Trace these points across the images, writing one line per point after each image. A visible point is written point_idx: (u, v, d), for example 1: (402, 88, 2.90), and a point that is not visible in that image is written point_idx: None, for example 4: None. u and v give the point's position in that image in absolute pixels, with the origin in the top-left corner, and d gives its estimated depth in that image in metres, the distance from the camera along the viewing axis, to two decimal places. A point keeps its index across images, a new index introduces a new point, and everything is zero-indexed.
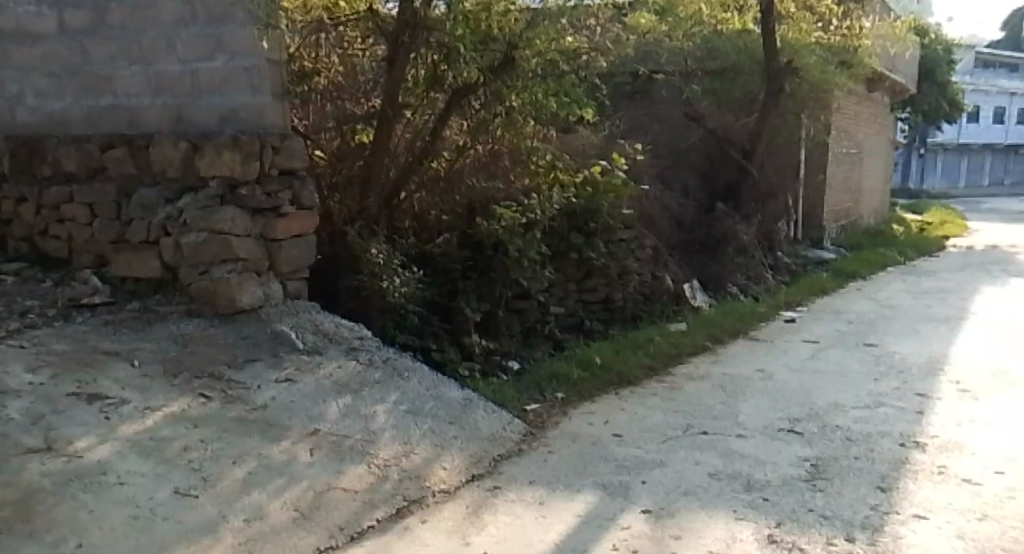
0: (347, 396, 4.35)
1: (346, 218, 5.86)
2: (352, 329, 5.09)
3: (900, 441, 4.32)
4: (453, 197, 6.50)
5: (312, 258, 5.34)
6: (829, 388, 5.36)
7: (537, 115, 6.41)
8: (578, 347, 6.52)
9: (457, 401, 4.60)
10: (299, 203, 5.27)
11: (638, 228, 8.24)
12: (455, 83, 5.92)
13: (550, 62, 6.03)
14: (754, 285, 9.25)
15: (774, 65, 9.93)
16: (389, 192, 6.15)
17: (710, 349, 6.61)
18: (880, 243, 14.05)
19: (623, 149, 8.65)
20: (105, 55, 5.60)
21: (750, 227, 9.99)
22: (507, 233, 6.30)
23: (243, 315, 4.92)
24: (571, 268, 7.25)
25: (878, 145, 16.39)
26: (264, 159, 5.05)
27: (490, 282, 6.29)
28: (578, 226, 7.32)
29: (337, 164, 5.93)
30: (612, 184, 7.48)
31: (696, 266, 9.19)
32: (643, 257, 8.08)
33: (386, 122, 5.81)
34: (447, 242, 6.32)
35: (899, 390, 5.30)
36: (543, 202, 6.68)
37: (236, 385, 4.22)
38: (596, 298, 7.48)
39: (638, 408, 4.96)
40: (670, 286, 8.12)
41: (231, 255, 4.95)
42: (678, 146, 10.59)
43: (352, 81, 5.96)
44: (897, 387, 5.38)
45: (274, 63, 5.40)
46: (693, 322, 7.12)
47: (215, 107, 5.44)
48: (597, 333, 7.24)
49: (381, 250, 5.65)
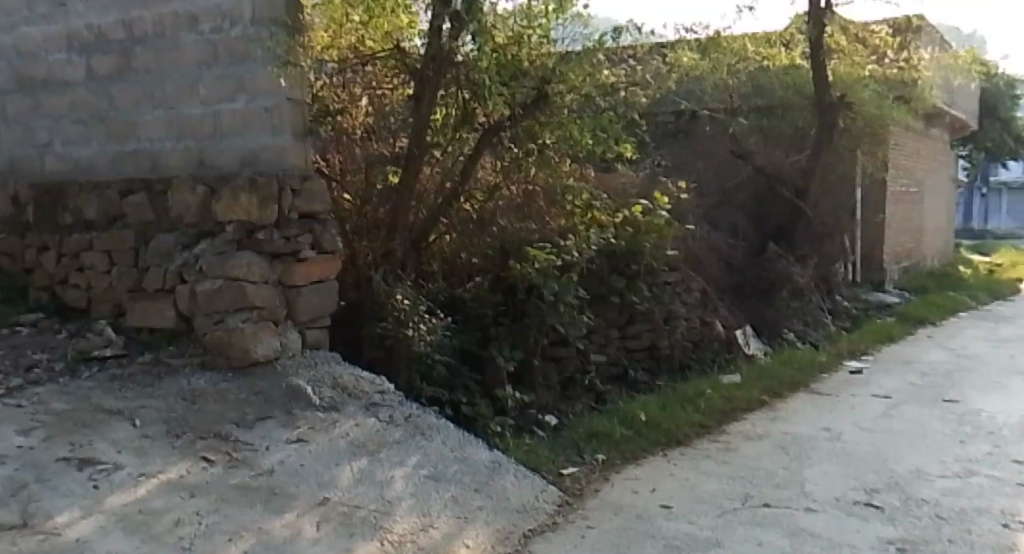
0: (363, 458, 3.97)
1: (371, 261, 5.51)
2: (374, 382, 4.73)
3: (1001, 521, 3.79)
4: (485, 240, 6.19)
5: (333, 305, 5.01)
6: (910, 453, 4.86)
7: (573, 153, 6.14)
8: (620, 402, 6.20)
9: (484, 464, 4.22)
10: (320, 248, 4.94)
11: (686, 270, 7.82)
12: (487, 120, 5.70)
13: (587, 97, 5.81)
14: (812, 331, 8.74)
15: (828, 100, 9.49)
16: (417, 236, 5.86)
17: (765, 404, 6.13)
18: (947, 286, 13.38)
19: (670, 189, 8.21)
20: (129, 100, 5.41)
21: (807, 270, 9.47)
22: (541, 276, 5.92)
23: (259, 367, 4.57)
24: (613, 313, 6.91)
25: (940, 183, 15.75)
26: (282, 202, 4.74)
27: (524, 329, 5.94)
28: (618, 268, 6.95)
29: (363, 207, 5.63)
30: (655, 224, 7.03)
31: (750, 311, 8.68)
32: (692, 302, 7.64)
33: (413, 162, 5.52)
34: (478, 286, 6.02)
35: (992, 458, 4.76)
36: (580, 244, 6.40)
37: (243, 446, 3.86)
38: (641, 345, 7.08)
39: (702, 477, 4.47)
40: (721, 333, 7.69)
41: (246, 303, 4.60)
42: (728, 185, 9.92)
43: (381, 121, 5.65)
44: (989, 453, 4.86)
45: (295, 102, 5.00)
46: (747, 375, 6.64)
47: (235, 150, 5.09)
48: (643, 384, 6.83)
49: (406, 295, 5.34)
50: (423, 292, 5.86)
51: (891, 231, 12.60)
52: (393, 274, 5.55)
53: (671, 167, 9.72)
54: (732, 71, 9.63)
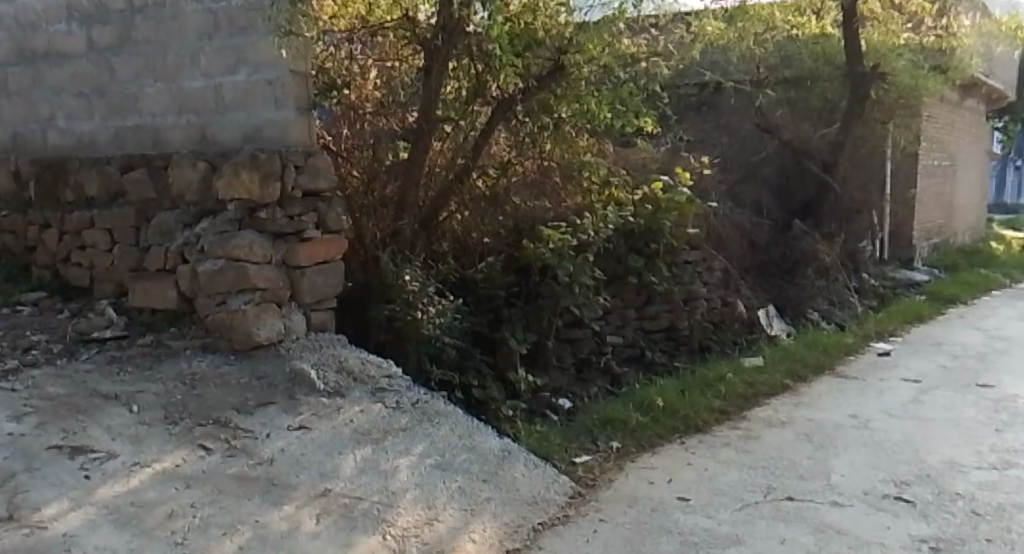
0: (366, 447, 3.82)
1: (378, 241, 5.36)
2: (381, 367, 4.58)
3: None
4: (497, 219, 6.03)
5: (339, 286, 4.86)
6: (943, 442, 4.68)
7: (589, 128, 6.06)
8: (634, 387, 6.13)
9: (493, 453, 4.06)
10: (325, 227, 4.80)
11: (707, 248, 7.60)
12: (499, 95, 5.60)
13: (606, 70, 5.72)
14: (837, 311, 8.52)
15: (859, 69, 9.19)
16: (426, 215, 5.70)
17: (789, 388, 5.93)
18: (978, 264, 13.06)
19: (693, 166, 7.96)
20: (130, 72, 5.27)
21: (834, 248, 9.21)
22: (555, 257, 5.84)
23: (261, 350, 4.44)
24: (631, 294, 6.72)
25: (973, 157, 15.35)
26: (285, 180, 4.59)
27: (537, 311, 5.84)
28: (636, 247, 6.72)
29: (371, 185, 5.46)
30: (676, 202, 6.85)
31: (773, 290, 8.45)
32: (713, 281, 7.43)
33: (423, 138, 5.37)
34: (490, 267, 5.87)
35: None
36: (597, 223, 6.24)
37: (243, 433, 3.70)
38: (660, 326, 6.91)
39: (720, 467, 4.28)
40: (742, 313, 7.47)
41: (248, 284, 4.47)
42: (751, 160, 9.68)
43: (391, 95, 5.46)
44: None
45: (298, 75, 4.85)
46: (770, 359, 6.44)
47: (238, 124, 4.97)
48: (660, 365, 6.70)
49: (414, 276, 5.19)
50: (433, 272, 5.67)
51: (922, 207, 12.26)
52: (402, 255, 5.38)
53: (692, 141, 9.49)
54: (758, 40, 9.18)
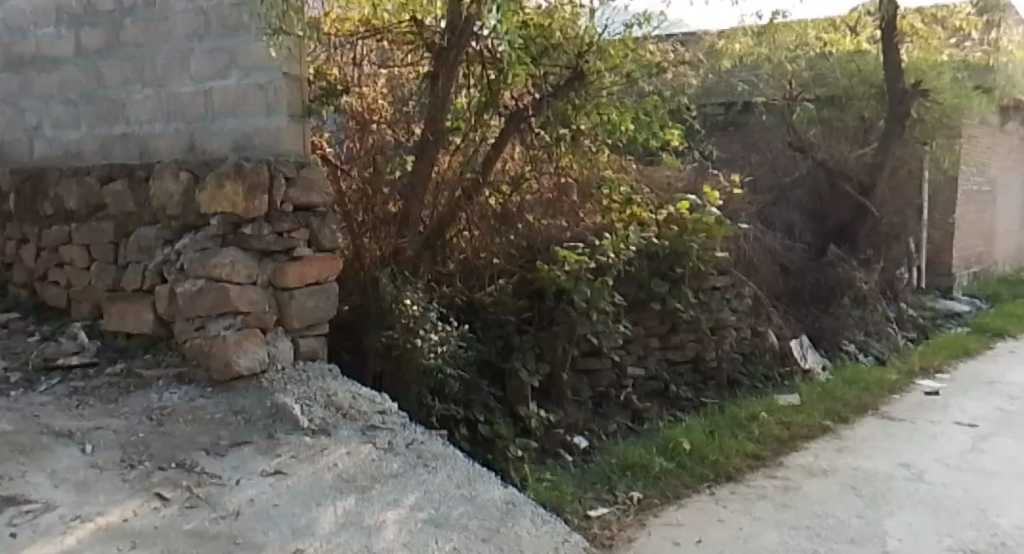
0: (350, 498, 3.32)
1: (378, 259, 4.85)
2: (374, 402, 4.10)
3: None
4: (510, 239, 5.52)
5: (333, 310, 4.36)
6: (1012, 503, 4.27)
7: (609, 143, 5.65)
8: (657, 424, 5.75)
9: (496, 506, 3.58)
10: (317, 245, 4.32)
11: (738, 274, 7.10)
12: (512, 107, 5.19)
13: (629, 81, 5.33)
14: (875, 343, 8.04)
15: (898, 87, 8.63)
16: (431, 232, 5.19)
17: (829, 430, 5.41)
18: (1018, 294, 12.49)
19: (722, 186, 7.42)
20: (118, 77, 4.72)
21: (872, 275, 8.68)
22: (571, 281, 5.38)
23: (241, 382, 3.96)
24: (653, 321, 6.26)
25: (1013, 182, 14.77)
26: (273, 192, 4.10)
27: (552, 339, 5.41)
28: (661, 271, 6.23)
29: (369, 199, 4.94)
30: (704, 223, 6.39)
31: (807, 319, 7.92)
32: (743, 309, 6.93)
33: (428, 150, 4.92)
34: (502, 290, 5.41)
35: None
36: (618, 244, 5.78)
37: (209, 480, 3.22)
38: (685, 356, 6.44)
39: (759, 527, 3.89)
40: (774, 344, 7.03)
41: (229, 307, 4.00)
42: (783, 180, 9.01)
43: (397, 105, 5.04)
44: None
45: (291, 77, 4.36)
46: (808, 397, 5.92)
47: (228, 132, 4.44)
48: (685, 399, 6.28)
49: (413, 301, 4.70)
50: (437, 296, 5.17)
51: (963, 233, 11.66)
52: (401, 277, 4.88)
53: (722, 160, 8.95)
54: (790, 59, 9.02)
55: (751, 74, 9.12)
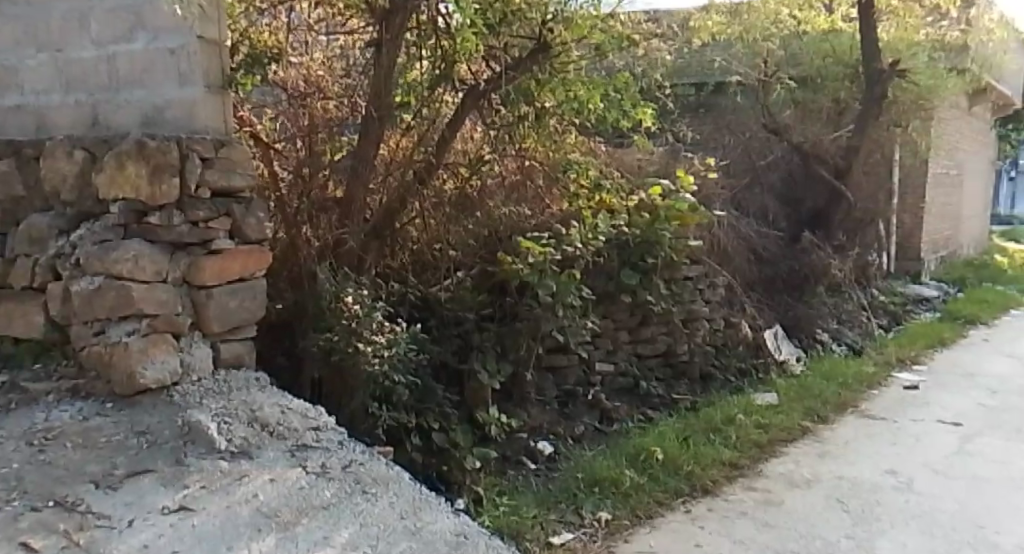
0: (270, 538, 2.80)
1: (316, 254, 4.24)
2: (307, 416, 3.56)
3: None
4: (468, 228, 5.01)
5: (260, 310, 3.84)
6: (1012, 517, 3.82)
7: (576, 125, 5.16)
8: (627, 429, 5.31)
9: (444, 540, 3.08)
10: (241, 236, 3.77)
11: (710, 262, 6.67)
12: (468, 83, 4.64)
13: (600, 54, 4.75)
14: (849, 332, 7.68)
15: (876, 67, 8.24)
16: (378, 221, 4.59)
17: (809, 432, 4.92)
18: (987, 279, 12.28)
19: (696, 171, 6.95)
20: (8, 39, 4.08)
21: (845, 262, 8.31)
22: (533, 274, 4.87)
23: (148, 397, 3.42)
24: (623, 314, 5.84)
25: (979, 165, 14.56)
26: (186, 174, 3.55)
27: (514, 334, 4.91)
28: (630, 262, 5.76)
29: (303, 184, 4.33)
30: (675, 209, 5.90)
31: (780, 308, 7.55)
32: (715, 300, 6.54)
33: (372, 130, 4.30)
34: (458, 283, 4.90)
35: None
36: (585, 233, 5.30)
37: (94, 522, 2.70)
38: (655, 351, 6.04)
39: None
40: (748, 335, 6.64)
41: (133, 309, 3.44)
42: (755, 162, 8.53)
43: (336, 78, 4.45)
44: None
45: (208, 41, 3.82)
46: (785, 395, 5.46)
47: (135, 104, 3.87)
48: (656, 396, 5.88)
49: (354, 300, 4.05)
50: (383, 292, 4.60)
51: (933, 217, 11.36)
52: (345, 275, 4.23)
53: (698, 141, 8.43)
54: (766, 37, 8.59)
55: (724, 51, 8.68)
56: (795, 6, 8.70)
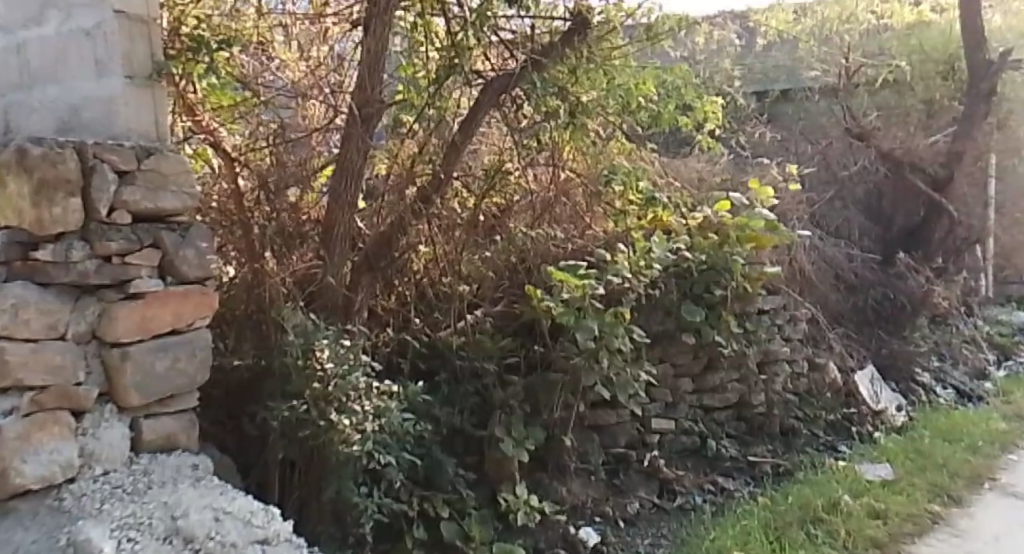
0: None
1: (285, 295, 3.25)
2: (249, 526, 2.56)
3: None
4: (486, 255, 4.03)
5: (203, 373, 2.86)
6: None
7: (624, 131, 4.14)
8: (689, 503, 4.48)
9: None
10: (175, 275, 2.79)
11: (792, 290, 5.59)
12: (487, 76, 3.64)
13: (651, 40, 3.89)
14: (951, 369, 6.72)
15: (982, 58, 7.06)
16: (372, 249, 3.61)
17: (942, 520, 3.92)
18: None
19: (772, 182, 5.78)
20: None
21: (949, 289, 7.14)
22: (571, 317, 3.85)
23: (30, 502, 2.43)
24: (684, 358, 4.79)
25: None
26: (94, 195, 2.60)
27: (547, 388, 3.97)
28: (691, 294, 4.67)
29: (269, 204, 3.39)
30: (747, 229, 4.79)
31: (873, 344, 6.44)
32: (796, 338, 5.44)
33: (355, 138, 3.34)
34: (479, 325, 3.95)
35: None
36: (635, 258, 4.25)
37: None
38: (726, 403, 5.01)
39: None
40: (837, 379, 5.55)
41: (9, 380, 2.43)
42: (840, 174, 7.09)
43: (315, 76, 3.48)
44: None
45: (131, 17, 2.79)
46: (903, 469, 4.46)
47: (45, 108, 2.66)
48: (728, 459, 4.88)
49: (329, 359, 3.03)
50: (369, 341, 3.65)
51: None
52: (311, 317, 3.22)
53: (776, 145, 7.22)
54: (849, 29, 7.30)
55: (788, 55, 7.91)
56: (873, 4, 7.97)
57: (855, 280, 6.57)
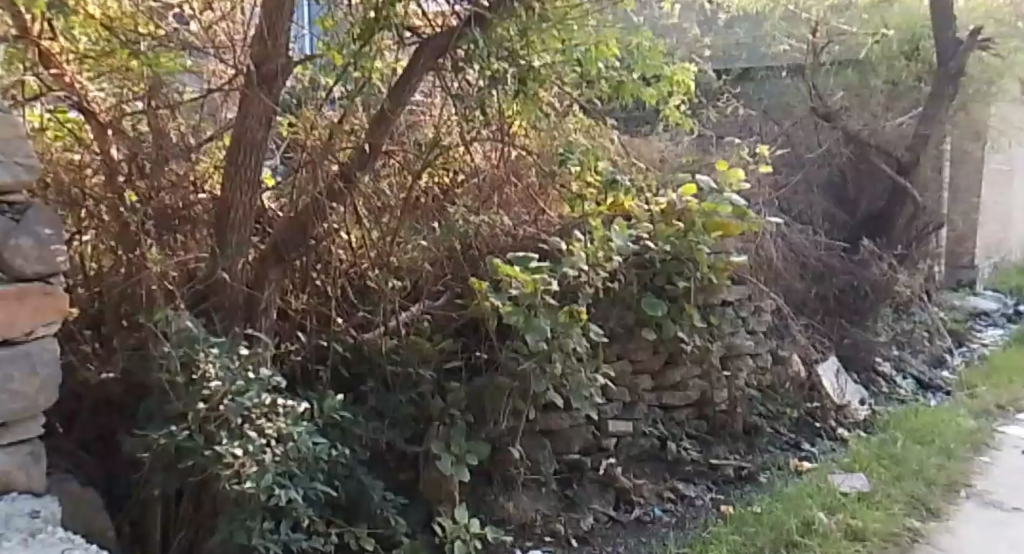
0: None
1: (166, 291, 2.82)
2: None
3: None
4: (423, 245, 3.50)
5: (47, 396, 2.32)
6: None
7: (584, 104, 3.58)
8: (647, 513, 4.06)
9: None
10: (6, 272, 2.23)
11: (757, 278, 5.17)
12: (424, 34, 3.13)
13: None
14: (912, 359, 6.42)
15: (949, 36, 6.69)
16: (280, 237, 3.08)
17: (923, 539, 3.50)
18: None
19: (739, 161, 5.33)
20: None
21: (915, 275, 6.80)
22: (522, 316, 3.35)
23: None
24: (643, 354, 4.36)
25: None
26: None
27: (492, 391, 3.47)
28: (652, 286, 4.25)
29: (146, 182, 2.89)
30: (713, 215, 4.33)
31: (834, 333, 6.08)
32: (761, 330, 4.98)
33: (256, 103, 2.79)
34: (414, 324, 3.47)
35: None
36: (593, 246, 3.74)
37: None
38: (687, 401, 4.59)
39: None
40: (800, 373, 5.15)
41: None
42: (805, 156, 6.71)
43: (212, 34, 2.97)
44: None
45: None
46: (880, 479, 4.03)
47: None
48: (689, 462, 4.48)
49: (217, 375, 2.55)
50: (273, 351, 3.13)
51: (1002, 208, 9.69)
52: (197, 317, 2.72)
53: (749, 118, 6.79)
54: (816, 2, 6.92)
55: (749, 32, 7.61)
56: None
57: (824, 270, 6.14)
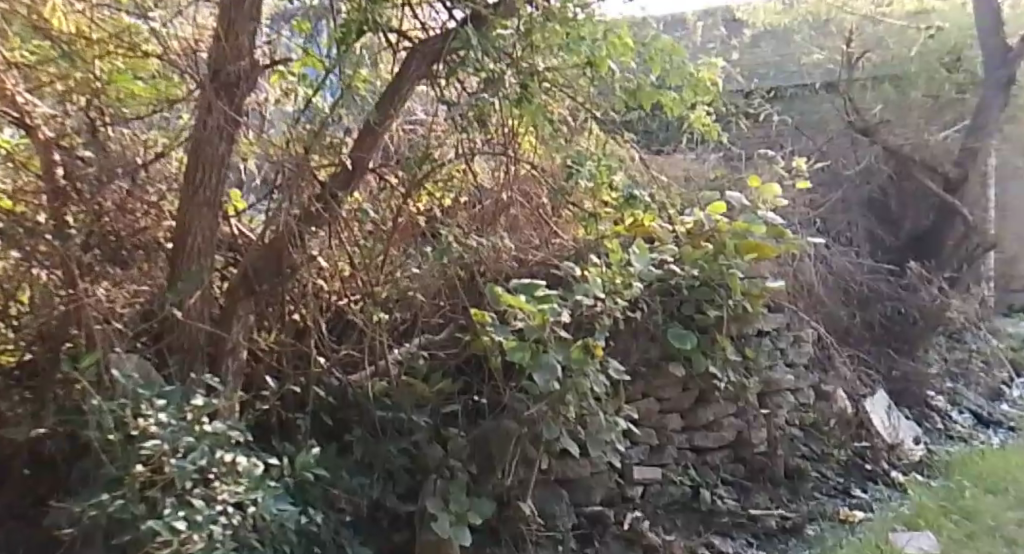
0: None
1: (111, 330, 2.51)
2: None
3: None
4: (416, 274, 3.09)
5: None
6: None
7: (599, 116, 3.20)
8: None
9: None
10: None
11: (797, 305, 4.71)
12: (415, 37, 2.76)
13: None
14: (967, 392, 5.94)
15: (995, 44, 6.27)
16: (249, 266, 2.70)
17: None
18: None
19: (772, 178, 4.88)
20: None
21: (968, 300, 6.29)
22: (529, 353, 2.91)
23: None
24: (670, 391, 3.91)
25: None
26: None
27: (497, 437, 3.03)
28: (680, 315, 3.80)
29: (90, 205, 2.53)
30: (746, 236, 3.86)
31: (881, 363, 5.58)
32: (801, 362, 4.50)
33: (215, 115, 2.46)
34: (408, 365, 3.03)
35: None
36: (613, 272, 3.34)
37: None
38: (722, 443, 4.12)
39: None
40: (846, 409, 4.66)
41: None
42: (843, 174, 6.20)
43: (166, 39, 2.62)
44: None
45: None
46: (950, 539, 3.54)
47: None
48: (726, 513, 3.98)
49: (156, 432, 2.15)
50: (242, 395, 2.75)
51: None
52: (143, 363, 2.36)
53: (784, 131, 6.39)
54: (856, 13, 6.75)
55: (774, 53, 7.19)
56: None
57: (873, 293, 5.65)
